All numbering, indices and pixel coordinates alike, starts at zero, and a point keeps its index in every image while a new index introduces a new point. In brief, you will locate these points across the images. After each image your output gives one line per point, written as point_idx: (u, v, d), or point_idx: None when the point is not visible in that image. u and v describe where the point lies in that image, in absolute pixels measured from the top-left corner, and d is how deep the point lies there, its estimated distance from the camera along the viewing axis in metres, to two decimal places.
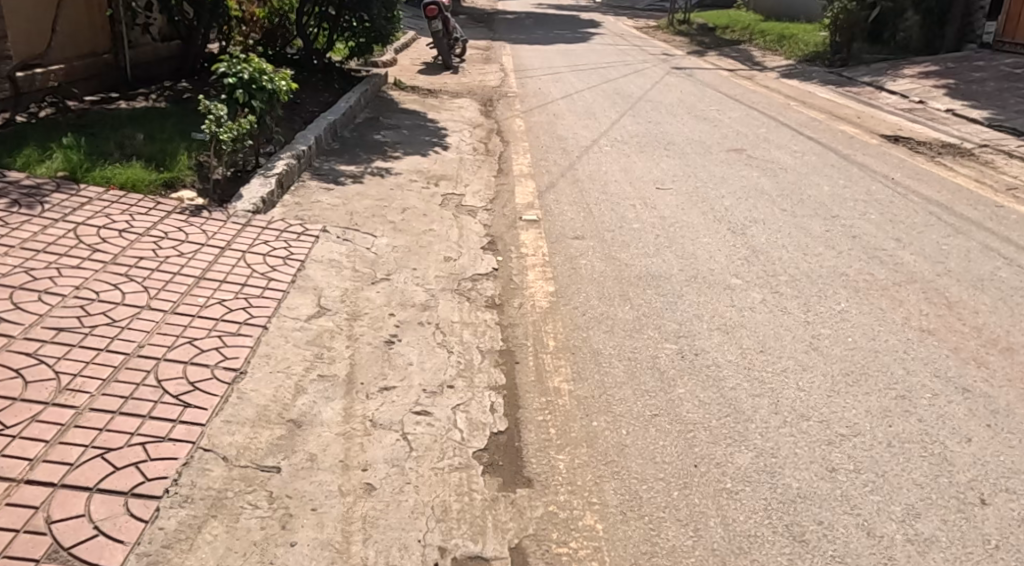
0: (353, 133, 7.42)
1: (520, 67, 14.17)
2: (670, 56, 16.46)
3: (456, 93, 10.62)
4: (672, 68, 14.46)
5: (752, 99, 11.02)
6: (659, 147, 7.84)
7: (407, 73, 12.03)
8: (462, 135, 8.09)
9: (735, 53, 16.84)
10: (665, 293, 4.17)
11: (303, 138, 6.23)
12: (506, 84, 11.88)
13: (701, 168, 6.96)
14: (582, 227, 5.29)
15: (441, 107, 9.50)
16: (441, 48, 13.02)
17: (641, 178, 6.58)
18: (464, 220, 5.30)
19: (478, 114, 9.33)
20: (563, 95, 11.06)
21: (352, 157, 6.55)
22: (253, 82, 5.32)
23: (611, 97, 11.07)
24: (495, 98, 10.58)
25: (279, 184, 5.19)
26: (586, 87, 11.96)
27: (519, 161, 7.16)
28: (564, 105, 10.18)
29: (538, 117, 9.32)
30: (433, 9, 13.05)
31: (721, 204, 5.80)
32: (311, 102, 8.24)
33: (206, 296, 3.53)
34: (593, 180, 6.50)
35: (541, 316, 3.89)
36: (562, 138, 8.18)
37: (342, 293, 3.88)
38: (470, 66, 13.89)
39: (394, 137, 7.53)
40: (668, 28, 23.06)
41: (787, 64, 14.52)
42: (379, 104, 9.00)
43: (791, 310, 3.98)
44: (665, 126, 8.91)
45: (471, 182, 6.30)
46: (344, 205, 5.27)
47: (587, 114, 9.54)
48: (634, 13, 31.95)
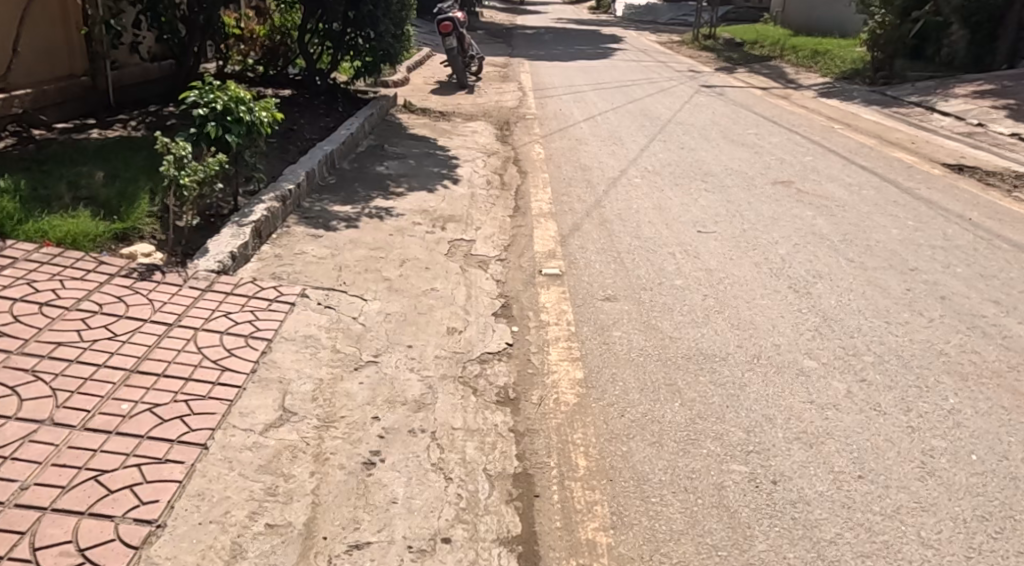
0: (352, 165, 6.65)
1: (540, 85, 13.42)
2: (697, 74, 15.62)
3: (470, 116, 9.85)
4: (701, 87, 13.65)
5: (792, 122, 10.15)
6: (695, 178, 7.00)
7: (418, 94, 11.28)
8: (475, 164, 7.31)
9: (767, 70, 15.99)
10: (722, 380, 3.33)
11: (292, 174, 5.44)
12: (524, 105, 11.10)
13: (746, 205, 6.12)
14: (615, 282, 4.47)
15: (453, 132, 8.73)
16: (455, 66, 12.26)
17: (679, 218, 5.74)
18: (474, 275, 4.49)
19: (493, 140, 8.55)
20: (586, 117, 10.27)
21: (348, 194, 5.76)
22: (227, 113, 4.54)
23: (638, 119, 10.25)
24: (513, 121, 9.80)
25: (256, 233, 4.38)
26: (611, 108, 11.16)
27: (538, 196, 6.35)
28: (587, 129, 9.38)
29: (559, 143, 8.52)
30: (447, 24, 12.31)
31: (776, 254, 4.95)
32: (309, 129, 7.50)
33: (131, 400, 2.73)
34: (624, 219, 5.68)
35: (568, 417, 3.04)
36: (586, 167, 7.36)
37: (315, 386, 3.06)
38: (486, 85, 13.12)
39: (399, 169, 6.74)
40: (693, 43, 22.27)
41: (824, 82, 13.66)
42: (386, 130, 8.24)
43: (888, 409, 3.12)
44: (700, 154, 8.06)
45: (483, 224, 5.50)
46: (332, 258, 4.47)
47: (612, 139, 8.73)
48: (657, 28, 31.15)
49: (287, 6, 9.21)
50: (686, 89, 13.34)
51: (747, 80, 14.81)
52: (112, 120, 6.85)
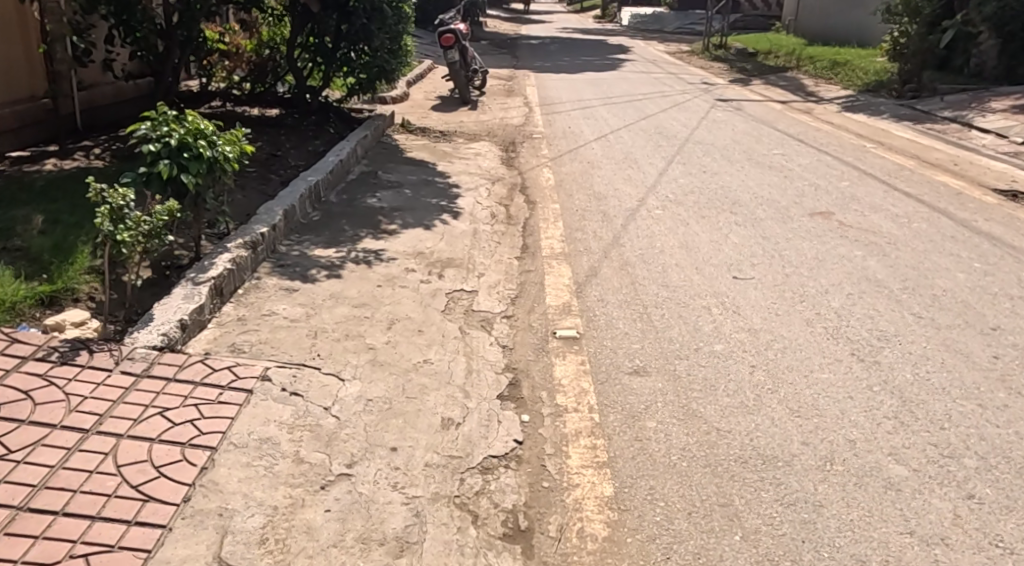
0: (340, 196, 5.96)
1: (546, 100, 12.76)
2: (711, 86, 14.94)
3: (472, 136, 9.17)
4: (716, 101, 12.97)
5: (819, 140, 9.44)
6: (722, 209, 6.29)
7: (418, 111, 10.61)
8: (478, 193, 6.62)
9: (785, 82, 15.30)
10: (791, 497, 2.63)
11: (268, 214, 4.74)
12: (530, 122, 10.42)
13: (785, 244, 5.42)
14: (643, 347, 3.76)
15: (454, 155, 8.04)
16: (458, 80, 11.61)
17: (709, 260, 5.04)
18: (476, 340, 3.78)
19: (497, 163, 7.86)
20: (597, 136, 9.59)
21: (333, 235, 5.07)
22: (183, 150, 3.85)
23: (653, 138, 9.56)
24: (519, 141, 9.12)
25: (215, 292, 3.67)
26: (623, 125, 10.48)
27: (548, 232, 5.66)
28: (599, 150, 8.68)
29: (569, 167, 7.83)
30: (449, 38, 11.61)
31: (829, 309, 4.24)
32: (296, 154, 6.83)
33: (8, 561, 2.02)
34: (647, 262, 4.98)
35: (598, 559, 2.33)
36: (601, 196, 6.67)
37: (266, 520, 2.34)
38: (490, 100, 12.46)
39: (393, 201, 6.05)
40: (703, 54, 21.62)
41: (847, 96, 12.97)
42: (380, 154, 7.56)
43: (1015, 545, 2.40)
44: (725, 179, 7.36)
45: (487, 269, 4.81)
46: (308, 320, 3.77)
47: (627, 162, 8.05)
48: (665, 38, 30.53)
49: (275, 19, 8.56)
50: (701, 103, 12.64)
51: (764, 93, 14.12)
52: (73, 147, 6.19)
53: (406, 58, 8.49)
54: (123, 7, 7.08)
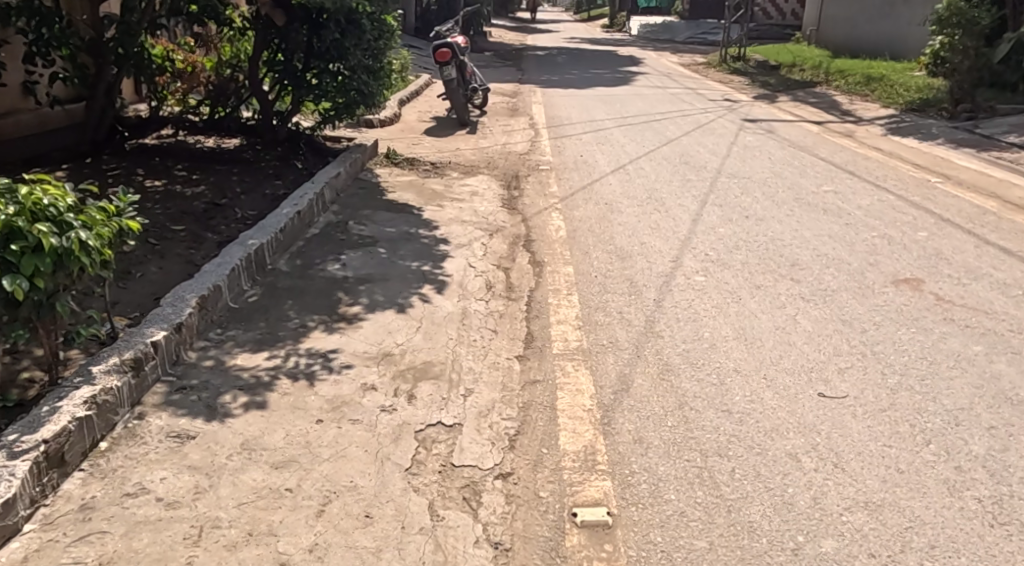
0: (292, 261, 4.66)
1: (555, 121, 11.50)
2: (734, 104, 13.67)
3: (468, 169, 7.88)
4: (744, 122, 11.69)
5: (871, 173, 8.13)
6: (778, 276, 4.99)
7: (408, 138, 9.34)
8: (471, 251, 5.33)
9: (815, 99, 14.02)
10: None
11: (174, 307, 3.43)
12: (536, 150, 9.15)
13: (873, 332, 4.11)
14: (711, 542, 2.45)
15: (445, 195, 6.74)
16: (455, 100, 10.40)
17: (778, 364, 3.72)
18: (455, 531, 2.46)
19: (496, 205, 6.57)
20: (614, 167, 8.31)
21: (268, 328, 3.75)
22: (13, 238, 2.54)
23: (677, 170, 8.27)
24: (523, 175, 7.83)
25: (43, 465, 2.36)
26: (643, 152, 9.20)
27: (560, 313, 4.36)
28: (617, 188, 7.40)
29: (582, 210, 6.54)
30: (445, 52, 10.29)
31: (973, 463, 2.91)
32: (247, 200, 5.54)
33: None
34: (695, 368, 3.67)
35: None
36: (625, 254, 5.38)
37: None
38: (492, 122, 11.19)
39: (361, 267, 4.74)
40: (720, 66, 20.38)
41: (890, 117, 11.67)
42: (355, 197, 6.27)
43: None
44: (773, 229, 6.04)
45: (475, 381, 3.49)
46: (193, 504, 2.45)
47: (653, 203, 6.76)
48: (677, 48, 29.23)
49: (238, 32, 7.28)
50: (727, 125, 11.36)
51: (794, 112, 12.82)
52: None
53: (390, 81, 7.21)
54: (41, 17, 5.80)
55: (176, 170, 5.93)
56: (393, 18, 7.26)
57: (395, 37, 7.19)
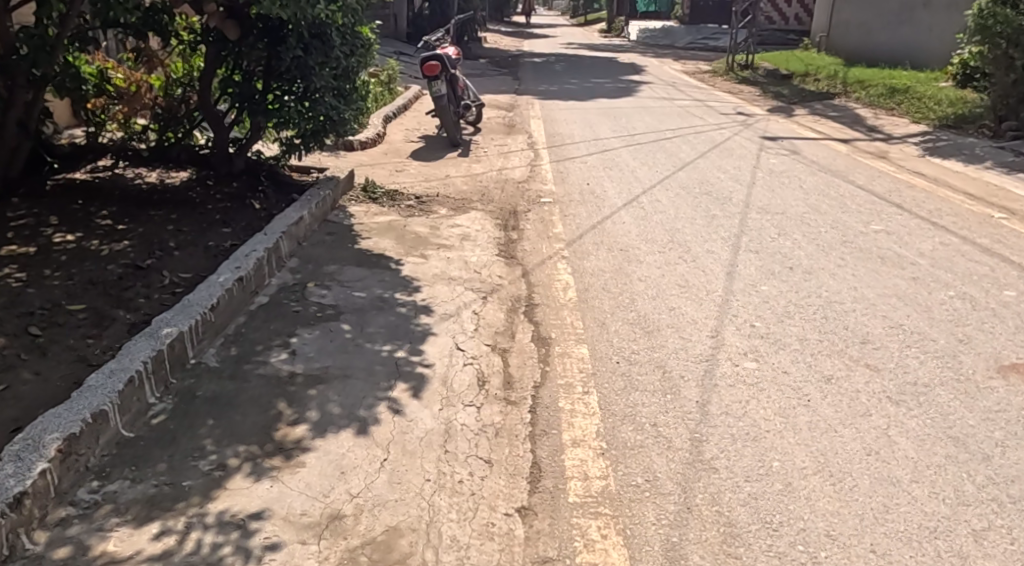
0: (223, 353, 3.58)
1: (556, 140, 10.48)
2: (749, 119, 12.66)
3: (458, 204, 6.83)
4: (763, 140, 10.69)
5: (921, 205, 7.10)
6: (848, 361, 3.94)
7: (392, 164, 8.29)
8: (460, 325, 4.26)
9: (836, 114, 13.01)
10: None
11: (17, 465, 2.34)
12: (537, 177, 8.11)
13: (999, 457, 3.07)
14: None
15: (430, 241, 5.69)
16: (444, 118, 9.35)
17: (884, 522, 2.66)
18: None
19: (490, 255, 5.52)
20: (627, 201, 7.28)
21: (168, 473, 2.67)
22: None
23: (699, 202, 7.24)
24: (521, 212, 6.79)
25: None
26: (656, 180, 8.17)
27: (576, 426, 3.29)
28: (632, 228, 6.37)
29: (593, 261, 5.49)
30: (434, 65, 9.23)
31: None
32: (180, 260, 4.46)
33: None
34: (770, 533, 2.61)
35: None
36: (652, 328, 4.34)
37: None
38: (486, 141, 10.16)
39: (315, 357, 3.66)
40: (727, 76, 19.42)
41: (924, 135, 10.66)
42: (320, 248, 5.21)
43: None
44: (827, 287, 5.00)
45: (459, 563, 2.42)
46: None
47: (677, 250, 5.73)
48: (678, 55, 28.27)
49: (188, 47, 6.20)
50: (744, 144, 10.34)
51: (815, 128, 11.80)
52: None
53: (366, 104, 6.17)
54: None
55: (98, 217, 4.85)
56: (370, 29, 6.19)
57: (372, 52, 6.11)
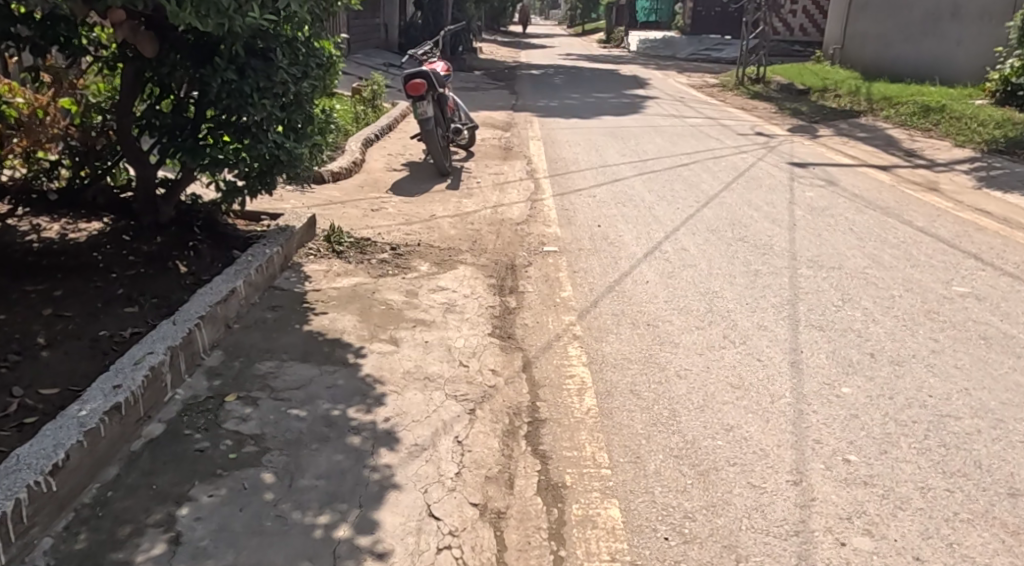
0: (61, 550, 2.33)
1: (560, 167, 9.27)
2: (771, 142, 11.49)
3: (443, 259, 5.59)
4: (792, 167, 9.51)
5: (1003, 256, 5.89)
6: (1003, 531, 2.70)
7: (368, 202, 7.06)
8: (438, 464, 3.01)
9: (866, 136, 11.84)
10: None
11: None
12: (539, 218, 6.90)
13: None
14: None
15: (404, 316, 4.44)
16: (432, 145, 8.14)
17: None
18: None
19: (481, 338, 4.28)
20: (647, 249, 6.07)
21: None
22: None
23: (734, 251, 6.03)
24: (520, 269, 5.55)
25: None
26: (679, 220, 6.97)
27: None
28: (658, 291, 5.14)
29: (614, 345, 4.26)
30: (419, 83, 8.03)
31: None
32: (48, 369, 3.23)
33: None
34: None
35: None
36: (708, 464, 3.10)
37: None
38: (480, 169, 8.95)
39: (209, 547, 2.41)
40: (738, 90, 18.29)
41: (974, 164, 9.48)
42: (256, 333, 3.95)
43: None
44: (928, 389, 3.77)
45: None
46: None
47: (721, 327, 4.51)
48: (681, 67, 27.11)
49: (105, 64, 4.96)
50: (772, 173, 9.16)
51: (846, 152, 10.62)
52: None
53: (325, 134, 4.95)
54: None
55: None
56: (329, 43, 4.95)
57: (332, 70, 4.89)
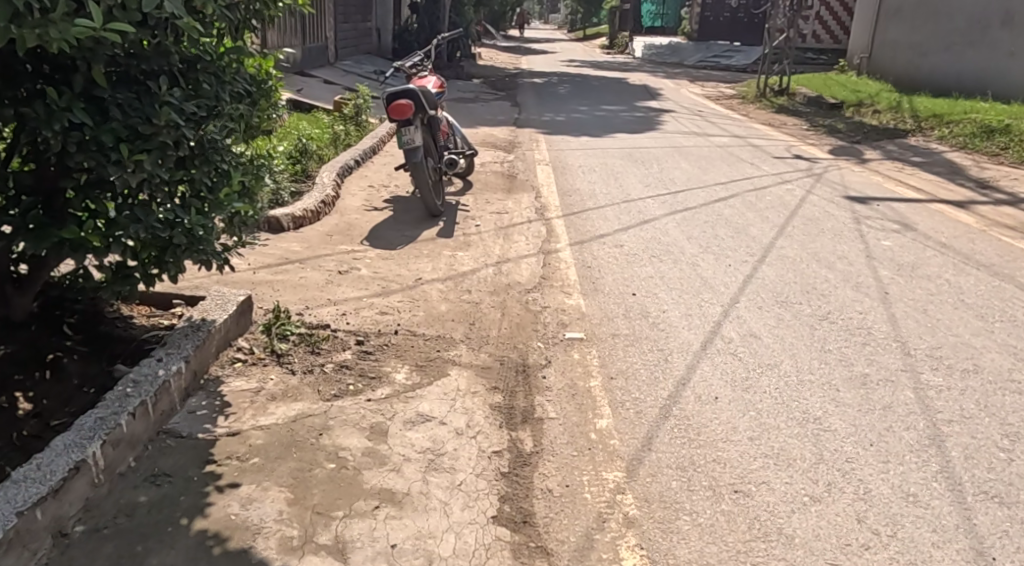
0: None
1: (576, 204, 7.73)
2: (815, 168, 9.98)
3: (428, 360, 4.02)
4: (850, 205, 7.99)
5: None
6: None
7: (335, 258, 5.50)
8: None
9: (921, 163, 10.33)
10: None
11: None
12: (555, 284, 5.37)
13: None
14: None
15: (362, 483, 2.87)
16: (418, 179, 6.58)
17: None
18: None
19: (483, 527, 2.71)
20: (702, 335, 4.54)
21: None
22: None
23: (821, 339, 4.50)
24: (534, 374, 3.99)
25: None
26: (733, 285, 5.44)
27: None
28: (735, 416, 3.59)
29: (693, 544, 2.70)
30: (405, 103, 6.49)
31: None
32: None
33: None
34: None
35: None
36: None
37: None
38: (479, 207, 7.40)
39: None
40: (759, 104, 16.81)
41: None
42: (106, 547, 2.38)
43: None
44: None
45: None
46: None
47: (843, 497, 2.98)
48: (693, 76, 25.60)
49: None
50: (829, 213, 7.65)
51: (906, 183, 9.11)
52: None
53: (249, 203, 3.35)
54: None
55: None
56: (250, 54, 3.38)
57: (258, 110, 3.34)
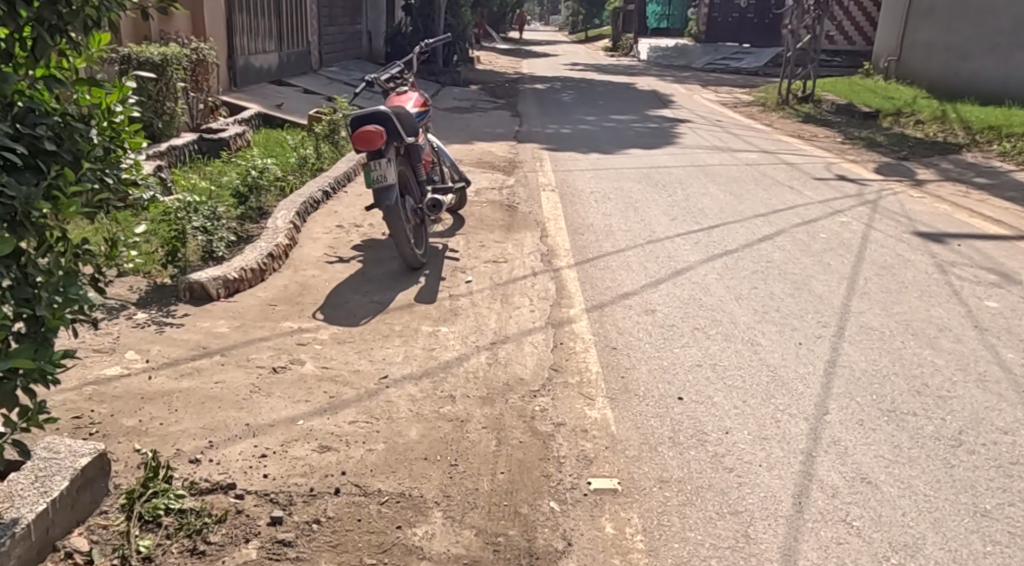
0: None
1: (592, 246, 6.30)
2: (865, 193, 8.57)
3: (381, 552, 2.56)
4: (923, 244, 6.58)
5: None
6: None
7: (272, 345, 4.07)
8: None
9: (988, 186, 8.92)
10: None
11: None
12: (571, 381, 3.95)
13: None
14: None
15: None
16: (395, 226, 5.14)
17: None
18: None
19: None
20: (792, 479, 3.12)
21: None
22: None
23: (970, 490, 3.05)
24: None
25: None
26: (812, 380, 4.02)
27: None
28: None
29: None
30: (374, 130, 5.05)
31: None
32: None
33: None
34: None
35: None
36: None
37: None
38: (471, 254, 5.95)
39: None
40: (782, 112, 15.41)
41: None
42: None
43: None
44: None
45: None
46: None
47: None
48: (702, 80, 24.22)
49: None
50: (901, 256, 6.24)
51: (980, 214, 7.70)
52: None
53: (40, 339, 2.08)
54: None
55: None
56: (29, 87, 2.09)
57: (49, 182, 2.07)
